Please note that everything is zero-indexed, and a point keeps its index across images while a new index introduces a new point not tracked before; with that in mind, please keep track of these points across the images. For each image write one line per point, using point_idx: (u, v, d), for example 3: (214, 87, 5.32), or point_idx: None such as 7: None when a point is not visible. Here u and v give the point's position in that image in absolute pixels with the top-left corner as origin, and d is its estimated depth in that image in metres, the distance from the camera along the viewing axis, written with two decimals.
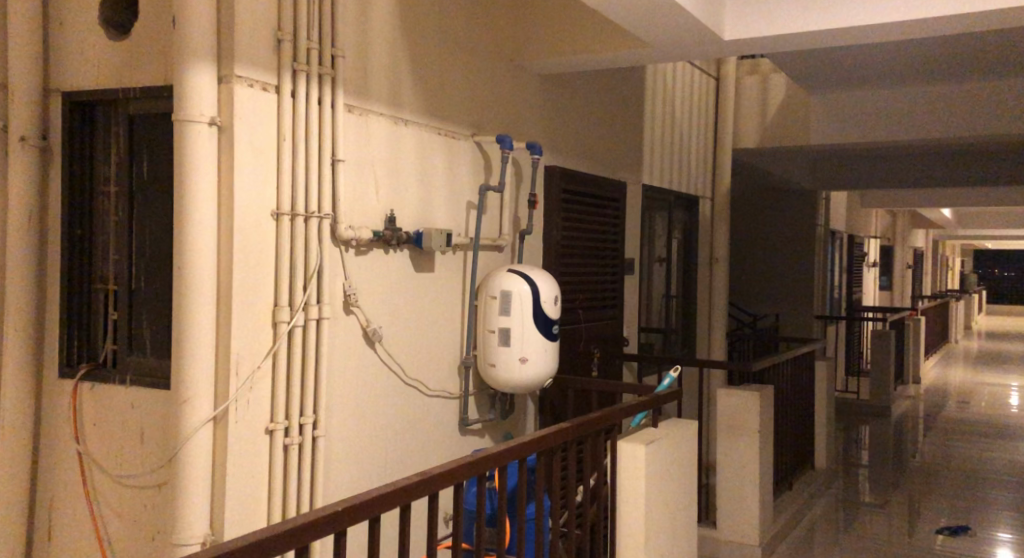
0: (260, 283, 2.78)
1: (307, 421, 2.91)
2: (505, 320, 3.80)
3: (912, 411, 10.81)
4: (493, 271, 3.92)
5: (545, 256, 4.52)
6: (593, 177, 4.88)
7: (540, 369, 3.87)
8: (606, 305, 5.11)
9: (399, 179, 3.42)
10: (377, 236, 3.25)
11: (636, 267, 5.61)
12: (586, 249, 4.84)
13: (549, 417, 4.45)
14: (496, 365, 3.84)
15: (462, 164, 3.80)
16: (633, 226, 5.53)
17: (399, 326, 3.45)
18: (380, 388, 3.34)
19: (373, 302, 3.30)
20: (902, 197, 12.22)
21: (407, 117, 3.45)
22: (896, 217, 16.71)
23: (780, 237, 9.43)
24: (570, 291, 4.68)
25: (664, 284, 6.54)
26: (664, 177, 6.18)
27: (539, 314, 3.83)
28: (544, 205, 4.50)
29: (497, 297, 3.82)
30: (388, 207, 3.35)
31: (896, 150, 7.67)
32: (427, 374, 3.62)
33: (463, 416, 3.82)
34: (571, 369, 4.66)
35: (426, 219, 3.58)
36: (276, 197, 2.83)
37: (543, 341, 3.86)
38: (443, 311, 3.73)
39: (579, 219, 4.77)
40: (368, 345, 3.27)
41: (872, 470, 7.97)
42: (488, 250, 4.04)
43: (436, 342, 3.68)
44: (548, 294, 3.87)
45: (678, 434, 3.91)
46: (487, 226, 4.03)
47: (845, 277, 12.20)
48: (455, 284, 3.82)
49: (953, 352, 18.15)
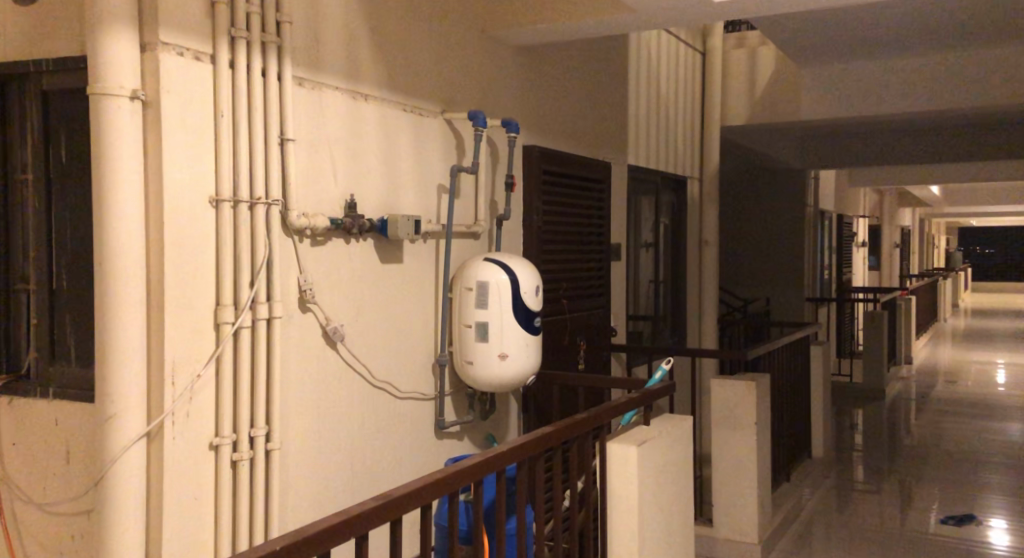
0: (198, 279, 2.46)
1: (258, 433, 2.60)
2: (482, 314, 3.50)
3: (906, 392, 10.58)
4: (468, 261, 3.62)
5: (525, 242, 4.20)
6: (574, 157, 4.55)
7: (522, 365, 3.56)
8: (592, 294, 4.81)
9: (360, 161, 3.10)
10: (336, 224, 2.93)
11: (623, 253, 5.31)
12: (569, 234, 4.53)
13: (534, 416, 4.14)
14: (474, 362, 3.53)
15: (431, 143, 3.48)
16: (618, 208, 5.22)
17: (365, 323, 3.13)
18: (344, 392, 3.02)
19: (334, 297, 2.97)
20: (891, 175, 11.98)
21: (367, 92, 3.12)
22: (883, 196, 16.51)
23: (770, 218, 9.16)
24: (553, 279, 4.36)
25: (652, 270, 6.24)
26: (651, 156, 5.87)
27: (519, 306, 3.52)
28: (523, 188, 4.18)
29: (473, 288, 3.52)
30: (348, 192, 3.02)
31: (887, 124, 7.40)
32: (397, 374, 3.30)
33: (439, 419, 3.50)
34: (556, 363, 4.35)
35: (392, 205, 3.26)
36: (214, 182, 2.50)
37: (524, 335, 3.55)
38: (414, 306, 3.41)
39: (562, 202, 4.46)
40: (329, 345, 2.95)
41: (870, 456, 7.71)
42: (462, 237, 3.72)
43: (406, 339, 3.36)
44: (528, 284, 3.56)
45: (673, 432, 3.60)
46: (462, 211, 3.71)
47: (835, 258, 11.96)
48: (427, 275, 3.50)
49: (942, 331, 17.97)
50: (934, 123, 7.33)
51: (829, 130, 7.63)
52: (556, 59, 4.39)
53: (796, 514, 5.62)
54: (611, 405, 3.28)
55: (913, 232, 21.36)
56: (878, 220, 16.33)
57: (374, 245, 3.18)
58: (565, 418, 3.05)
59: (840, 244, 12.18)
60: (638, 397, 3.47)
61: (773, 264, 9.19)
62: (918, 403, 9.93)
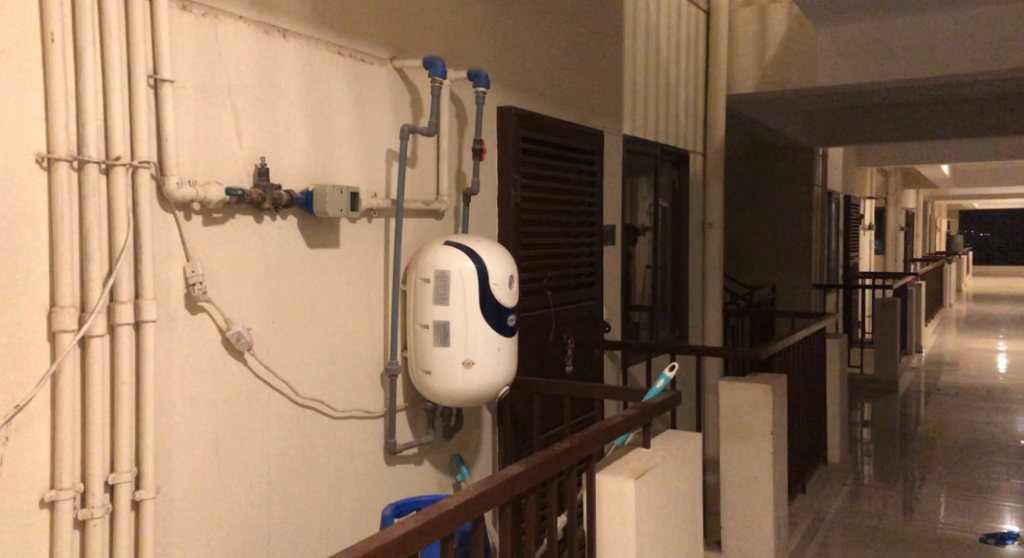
0: (19, 270, 1.78)
1: (121, 480, 1.90)
2: (441, 313, 2.81)
3: (918, 383, 9.91)
4: (424, 245, 2.93)
5: (501, 223, 3.51)
6: (559, 122, 3.86)
7: (493, 375, 2.87)
8: (582, 284, 4.11)
9: (277, 116, 2.39)
10: (239, 196, 2.22)
11: (618, 236, 4.62)
12: (554, 214, 3.84)
13: (511, 430, 3.45)
14: (432, 373, 2.84)
15: (378, 98, 2.77)
16: (611, 184, 4.52)
17: (284, 325, 2.43)
18: (256, 417, 2.33)
19: (239, 294, 2.27)
20: (902, 153, 11.29)
21: (286, 27, 2.42)
22: (889, 175, 15.84)
23: (776, 198, 8.49)
24: (535, 267, 3.68)
25: (650, 255, 5.55)
26: (650, 126, 5.17)
27: (489, 301, 2.84)
28: (498, 159, 3.49)
29: (430, 280, 2.83)
30: (259, 157, 2.32)
31: (908, 93, 6.71)
32: (332, 389, 2.61)
33: (390, 443, 2.80)
34: (537, 365, 3.66)
35: (325, 172, 2.56)
36: (46, 134, 1.80)
37: (494, 338, 2.86)
38: (356, 303, 2.71)
39: (545, 176, 3.77)
40: (232, 355, 2.25)
41: (889, 452, 7.03)
42: (420, 216, 3.02)
43: (345, 344, 2.67)
44: (498, 274, 2.87)
45: (679, 456, 2.90)
46: (418, 184, 3.01)
47: (842, 242, 11.28)
48: (377, 263, 2.80)
49: (949, 316, 17.32)
50: (958, 91, 6.64)
51: (844, 99, 6.94)
52: (536, 4, 3.69)
53: (815, 529, 4.93)
54: (600, 429, 2.57)
55: (918, 215, 20.68)
56: (884, 202, 15.63)
57: (299, 225, 2.47)
58: (538, 452, 2.34)
59: (848, 227, 11.50)
60: (635, 416, 2.76)
61: (779, 247, 8.51)
62: (933, 395, 9.27)
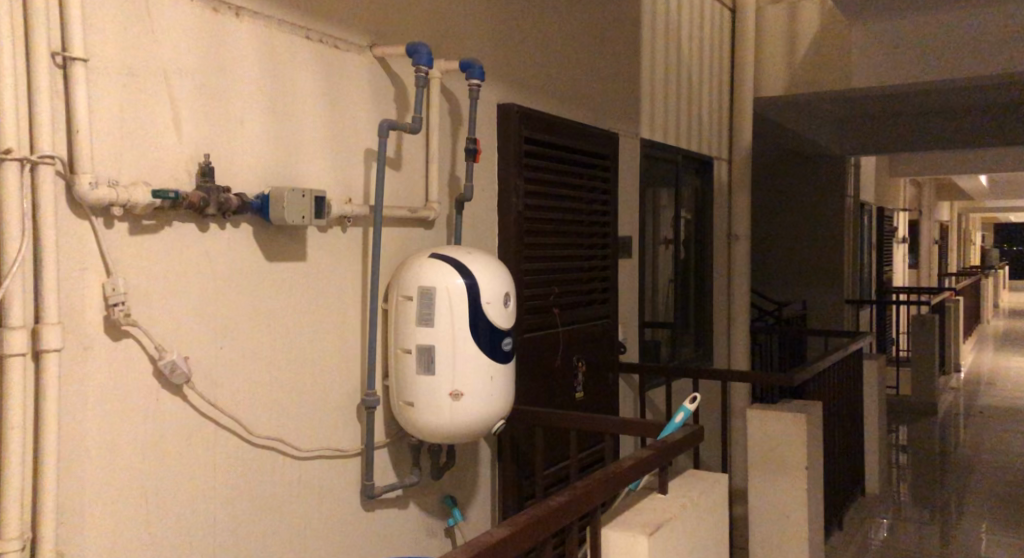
0: None
1: (10, 548, 1.58)
2: (426, 336, 2.46)
3: (956, 404, 9.40)
4: (409, 258, 2.57)
5: (502, 234, 3.16)
6: (568, 123, 3.51)
7: (486, 408, 2.51)
8: (595, 301, 3.75)
9: (228, 107, 2.04)
10: (175, 200, 1.87)
11: (634, 249, 4.24)
12: (562, 223, 3.48)
13: (512, 466, 3.08)
14: (415, 405, 2.48)
15: (355, 91, 2.42)
16: (627, 192, 4.16)
17: (236, 352, 2.08)
18: (197, 463, 1.99)
19: (175, 317, 1.93)
20: (937, 163, 10.82)
21: (239, 4, 2.08)
22: (922, 187, 15.33)
23: (805, 209, 8.07)
24: (540, 281, 3.32)
25: (671, 269, 5.16)
26: (671, 129, 4.79)
27: (479, 322, 2.48)
28: (498, 162, 3.14)
29: (414, 297, 2.48)
30: (203, 154, 1.98)
31: (949, 96, 6.29)
32: (296, 425, 2.26)
33: (367, 485, 2.44)
34: (543, 392, 3.29)
35: (289, 174, 2.21)
36: None
37: (487, 365, 2.50)
38: (328, 324, 2.36)
39: (553, 182, 3.42)
40: (166, 388, 1.91)
41: (930, 479, 6.57)
42: (405, 225, 2.67)
43: (315, 373, 2.32)
44: (491, 291, 2.51)
45: (701, 502, 2.52)
46: (402, 189, 2.67)
47: (875, 255, 10.81)
48: (354, 278, 2.45)
49: (986, 334, 16.70)
50: (1003, 94, 6.21)
51: (879, 103, 6.54)
52: None
53: None
54: (609, 474, 2.19)
55: (951, 228, 20.08)
56: (917, 216, 15.11)
57: (256, 235, 2.13)
58: (533, 506, 1.97)
59: (881, 240, 11.03)
60: (650, 457, 2.38)
61: (808, 261, 8.09)
62: (975, 417, 8.77)
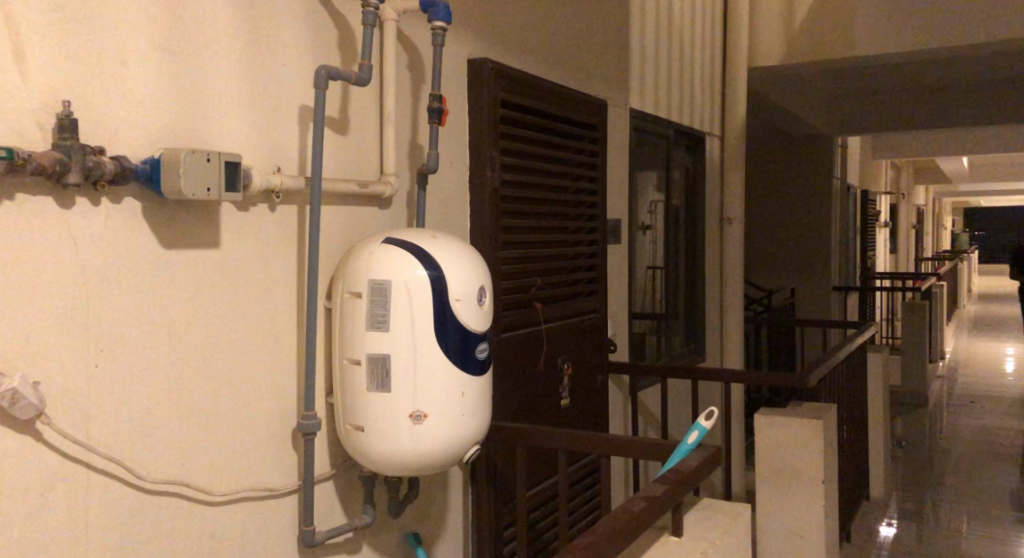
0: None
1: None
2: (378, 344, 1.94)
3: (947, 393, 9.03)
4: (357, 244, 2.05)
5: (476, 216, 2.66)
6: (551, 86, 3.00)
7: (456, 431, 2.00)
8: (582, 293, 3.25)
9: (104, 40, 1.52)
10: (10, 160, 1.34)
11: (623, 234, 3.74)
12: (545, 203, 2.98)
13: (488, 492, 2.58)
14: (366, 430, 1.96)
15: (285, 29, 1.89)
16: (616, 169, 3.65)
17: (119, 369, 1.56)
18: (61, 519, 1.48)
19: (23, 324, 1.42)
20: (923, 144, 10.45)
21: None
22: (900, 170, 15.00)
23: (792, 191, 7.63)
24: (521, 272, 2.82)
25: (660, 254, 4.66)
26: (662, 98, 4.29)
27: (446, 325, 1.97)
28: (468, 128, 2.63)
29: (363, 294, 1.95)
30: (62, 99, 1.45)
31: (953, 66, 5.86)
32: (209, 459, 1.75)
33: (305, 532, 1.93)
34: (523, 400, 2.78)
35: (195, 133, 1.68)
36: None
37: (455, 379, 1.99)
38: (254, 330, 1.84)
39: (535, 155, 2.91)
40: (6, 421, 1.41)
41: (933, 473, 6.16)
42: (353, 202, 2.14)
43: (235, 393, 1.80)
44: (459, 286, 1.99)
45: (724, 547, 2.02)
46: (349, 157, 2.14)
47: (859, 240, 10.42)
48: (287, 270, 1.93)
49: (964, 319, 16.46)
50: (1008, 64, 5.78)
51: (879, 76, 6.10)
52: None
53: None
54: (617, 527, 1.71)
55: (926, 213, 19.84)
56: (897, 200, 14.76)
57: (146, 214, 1.60)
58: None
59: (865, 224, 10.64)
60: (664, 498, 1.88)
61: (796, 245, 7.66)
62: (967, 406, 8.41)
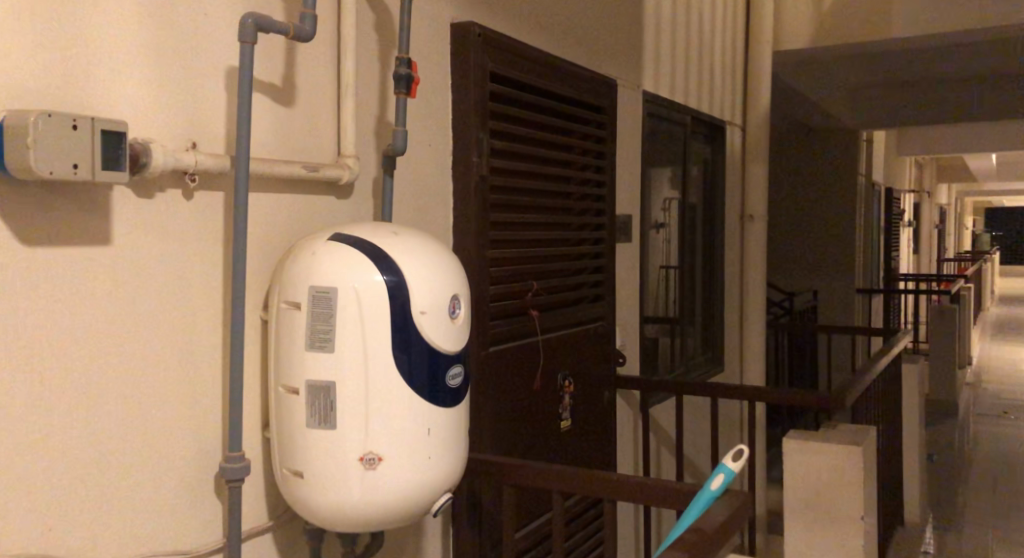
0: None
1: None
2: (321, 369, 1.53)
3: (977, 402, 8.55)
4: (300, 242, 1.65)
5: (460, 209, 2.25)
6: (553, 62, 2.59)
7: (419, 479, 1.59)
8: (585, 300, 2.84)
9: None
10: None
11: (635, 232, 3.33)
12: (542, 196, 2.57)
13: (470, 535, 2.18)
14: (306, 475, 1.56)
15: None
16: (626, 159, 3.24)
17: None
18: None
19: None
20: (953, 141, 9.96)
21: None
22: (924, 168, 14.49)
23: (816, 188, 7.19)
24: (513, 275, 2.41)
25: (677, 254, 4.24)
26: (679, 81, 3.87)
27: (409, 345, 1.56)
28: (450, 106, 2.23)
29: (303, 305, 1.55)
30: None
31: (995, 53, 5.40)
32: (93, 514, 1.36)
33: None
34: (514, 426, 2.38)
35: (67, 96, 1.29)
36: None
37: (418, 412, 1.58)
38: (160, 350, 1.46)
39: (531, 139, 2.50)
40: None
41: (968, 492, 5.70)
42: (301, 189, 1.74)
43: (132, 430, 1.42)
44: (423, 295, 1.57)
45: None
46: (296, 134, 1.74)
47: (883, 239, 9.92)
48: (208, 274, 1.53)
49: (988, 322, 15.92)
50: None
51: (917, 63, 5.63)
52: None
53: None
54: None
55: (949, 211, 19.23)
56: (920, 198, 14.26)
57: None
58: None
59: (889, 223, 10.14)
60: None
61: (818, 245, 7.21)
62: (1000, 416, 7.93)
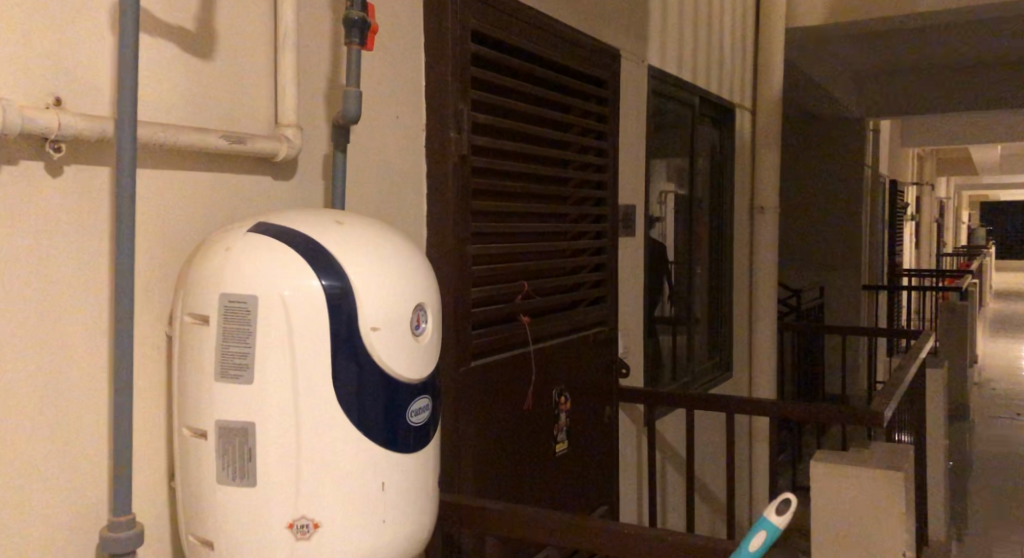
0: None
1: None
2: (235, 405, 1.14)
3: (987, 402, 8.21)
4: (215, 235, 1.25)
5: (433, 194, 1.86)
6: (547, 22, 2.20)
7: (369, 547, 1.20)
8: (584, 303, 2.45)
9: None
10: None
11: (639, 225, 2.94)
12: (535, 180, 2.18)
13: None
14: (218, 545, 1.17)
15: None
16: (630, 140, 2.84)
17: None
18: None
19: None
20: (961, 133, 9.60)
21: None
22: (925, 161, 14.15)
23: (823, 180, 6.81)
24: (501, 274, 2.02)
25: (683, 249, 3.85)
26: (686, 55, 3.47)
27: (356, 371, 1.17)
28: (421, 68, 1.83)
29: (211, 320, 1.16)
30: None
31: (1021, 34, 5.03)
32: None
33: None
34: (499, 454, 1.99)
35: None
36: None
37: (368, 459, 1.19)
38: (12, 380, 1.07)
39: (521, 113, 2.11)
40: None
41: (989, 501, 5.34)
42: (222, 167, 1.35)
43: None
44: (374, 306, 1.17)
45: None
46: (215, 96, 1.35)
47: (887, 233, 9.55)
48: (83, 280, 1.14)
49: (988, 318, 15.61)
50: None
51: (935, 46, 5.26)
52: None
53: None
54: None
55: (947, 205, 18.86)
56: (922, 191, 13.92)
57: None
58: None
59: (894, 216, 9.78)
60: None
61: (825, 240, 6.84)
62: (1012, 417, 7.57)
